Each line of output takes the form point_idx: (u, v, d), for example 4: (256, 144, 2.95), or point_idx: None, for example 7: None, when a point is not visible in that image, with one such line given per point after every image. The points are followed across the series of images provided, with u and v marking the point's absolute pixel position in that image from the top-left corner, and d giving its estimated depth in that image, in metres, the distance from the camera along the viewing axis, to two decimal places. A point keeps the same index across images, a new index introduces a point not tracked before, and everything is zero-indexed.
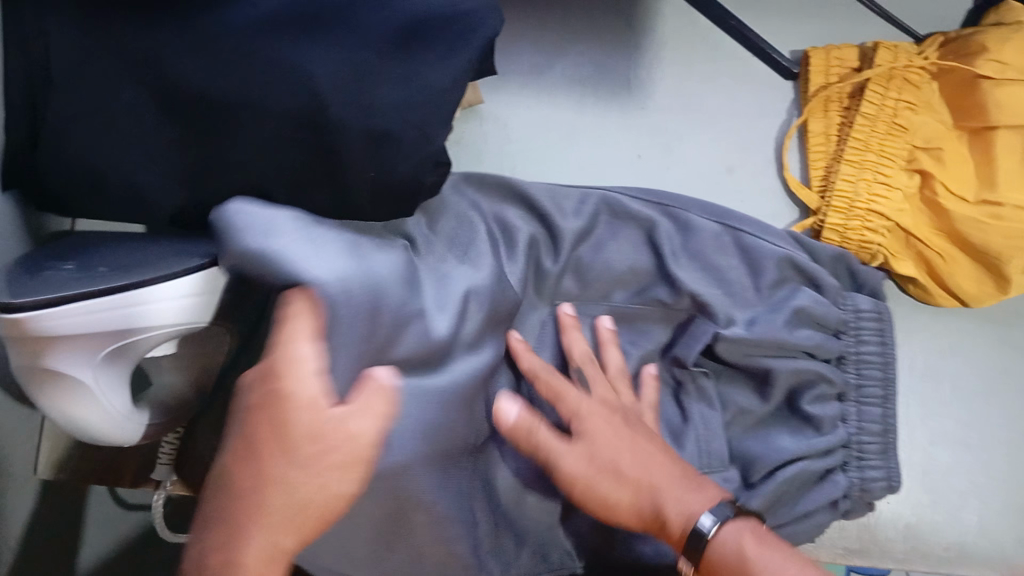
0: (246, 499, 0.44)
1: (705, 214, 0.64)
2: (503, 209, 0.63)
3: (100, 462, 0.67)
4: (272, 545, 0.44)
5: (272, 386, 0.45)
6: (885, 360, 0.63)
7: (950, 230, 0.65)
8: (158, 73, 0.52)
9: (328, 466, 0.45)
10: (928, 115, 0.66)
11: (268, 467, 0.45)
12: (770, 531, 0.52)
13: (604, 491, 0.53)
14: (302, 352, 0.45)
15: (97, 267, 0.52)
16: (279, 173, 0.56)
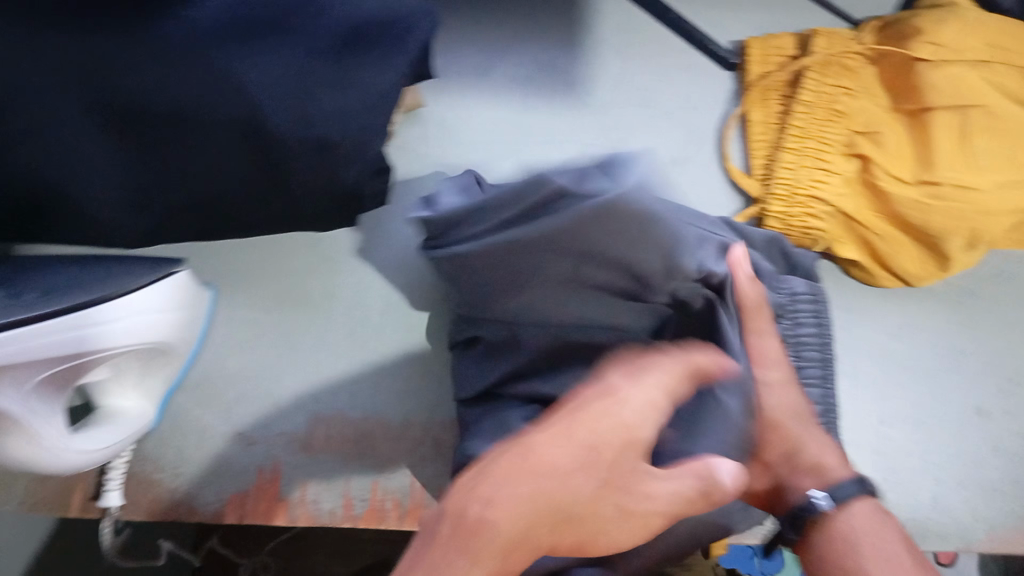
0: (526, 495, 0.41)
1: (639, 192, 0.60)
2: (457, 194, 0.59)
3: (49, 490, 0.63)
4: (519, 494, 0.41)
5: (608, 403, 0.45)
6: (823, 343, 0.64)
7: (891, 213, 0.66)
8: (105, 86, 0.49)
9: (625, 511, 0.44)
10: (865, 101, 0.66)
11: (548, 467, 0.43)
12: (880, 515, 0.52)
13: (768, 398, 0.56)
14: (640, 386, 0.45)
15: (26, 292, 0.50)
16: (221, 182, 0.55)
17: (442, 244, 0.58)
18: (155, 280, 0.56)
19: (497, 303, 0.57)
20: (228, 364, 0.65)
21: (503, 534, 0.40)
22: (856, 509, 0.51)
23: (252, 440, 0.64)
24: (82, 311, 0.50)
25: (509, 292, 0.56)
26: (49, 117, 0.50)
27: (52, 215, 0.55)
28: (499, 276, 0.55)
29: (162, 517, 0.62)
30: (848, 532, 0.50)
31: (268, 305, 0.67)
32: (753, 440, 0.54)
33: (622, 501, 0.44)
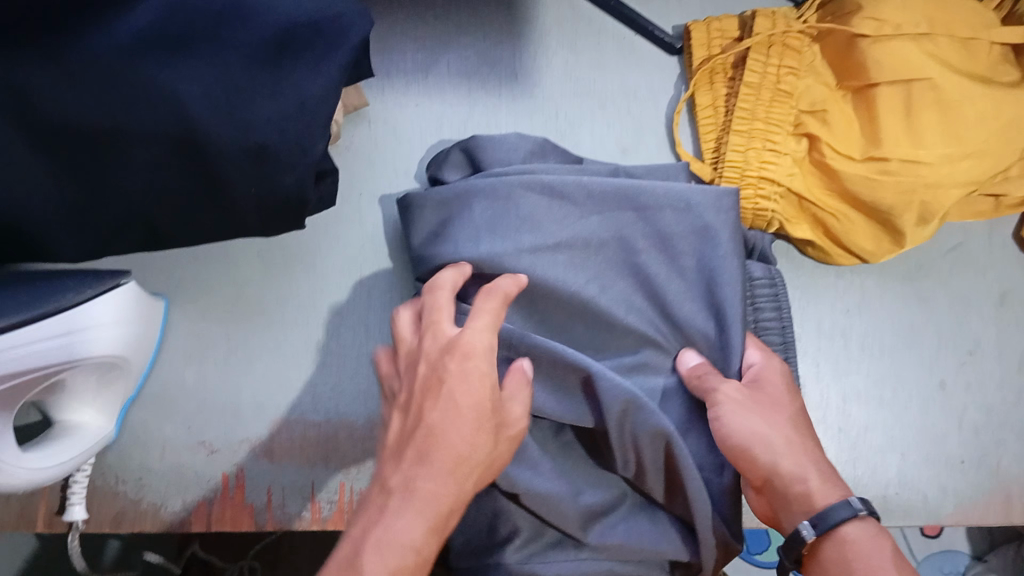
0: (441, 461, 0.43)
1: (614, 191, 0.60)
2: (468, 209, 0.60)
3: (10, 509, 0.62)
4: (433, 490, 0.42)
5: (460, 360, 0.46)
6: (783, 328, 0.63)
7: (841, 191, 0.66)
8: (31, 108, 0.49)
9: (504, 437, 0.47)
10: (809, 81, 0.67)
11: (443, 436, 0.44)
12: (891, 544, 0.47)
13: (743, 419, 0.53)
14: (473, 331, 0.47)
15: None
16: (161, 191, 0.55)
17: (436, 252, 0.60)
18: (98, 294, 0.55)
19: (498, 236, 0.59)
20: (186, 373, 0.65)
21: (426, 502, 0.42)
22: (849, 528, 0.48)
23: (215, 448, 0.64)
24: (21, 330, 0.49)
25: (515, 232, 0.59)
26: None
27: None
28: (522, 214, 0.59)
29: (128, 529, 0.63)
30: (844, 554, 0.47)
31: (222, 313, 0.66)
32: (742, 463, 0.53)
33: (503, 433, 0.47)
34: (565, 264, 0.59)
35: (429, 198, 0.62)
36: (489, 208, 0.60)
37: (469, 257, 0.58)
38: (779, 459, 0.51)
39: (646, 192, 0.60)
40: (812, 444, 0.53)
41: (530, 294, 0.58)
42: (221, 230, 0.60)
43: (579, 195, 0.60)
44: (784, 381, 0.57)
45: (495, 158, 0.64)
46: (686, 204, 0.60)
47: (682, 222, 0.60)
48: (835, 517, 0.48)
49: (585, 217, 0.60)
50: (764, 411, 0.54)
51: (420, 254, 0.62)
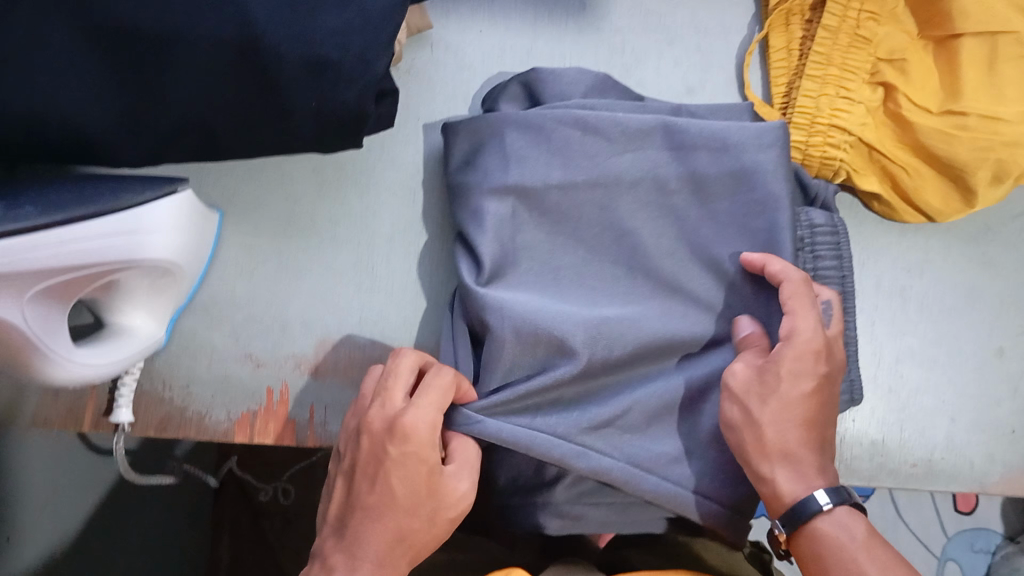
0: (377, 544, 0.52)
1: (658, 134, 0.60)
2: (506, 137, 0.60)
3: (57, 408, 0.63)
4: (371, 564, 0.51)
5: (400, 443, 0.52)
6: (842, 276, 0.62)
7: (914, 144, 0.64)
8: (94, 7, 0.49)
9: (444, 521, 0.53)
10: (889, 28, 0.64)
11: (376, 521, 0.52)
12: (863, 526, 0.50)
13: (729, 409, 0.55)
14: (416, 412, 0.52)
15: (24, 203, 0.49)
16: (218, 104, 0.55)
17: (479, 177, 0.60)
18: (156, 198, 0.55)
19: (530, 166, 0.59)
20: (234, 288, 0.65)
21: None
22: (818, 523, 0.51)
23: (261, 362, 0.64)
24: (80, 225, 0.49)
25: (546, 164, 0.60)
26: (36, 36, 0.49)
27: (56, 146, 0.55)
28: (556, 146, 0.60)
29: (173, 434, 0.63)
30: (812, 548, 0.51)
31: (271, 229, 0.66)
32: (734, 435, 0.54)
33: (447, 513, 0.53)
34: (591, 199, 0.60)
35: (464, 124, 0.62)
36: (527, 142, 0.60)
37: (501, 188, 0.59)
38: (752, 456, 0.53)
39: (684, 132, 0.60)
40: (802, 436, 0.53)
41: (558, 221, 0.60)
42: (278, 145, 0.60)
43: (614, 131, 0.60)
44: (806, 357, 0.54)
45: (558, 90, 0.63)
46: (721, 145, 0.60)
47: (721, 166, 0.60)
48: (800, 514, 0.51)
49: (618, 153, 0.60)
50: (749, 402, 0.54)
51: (454, 177, 0.62)
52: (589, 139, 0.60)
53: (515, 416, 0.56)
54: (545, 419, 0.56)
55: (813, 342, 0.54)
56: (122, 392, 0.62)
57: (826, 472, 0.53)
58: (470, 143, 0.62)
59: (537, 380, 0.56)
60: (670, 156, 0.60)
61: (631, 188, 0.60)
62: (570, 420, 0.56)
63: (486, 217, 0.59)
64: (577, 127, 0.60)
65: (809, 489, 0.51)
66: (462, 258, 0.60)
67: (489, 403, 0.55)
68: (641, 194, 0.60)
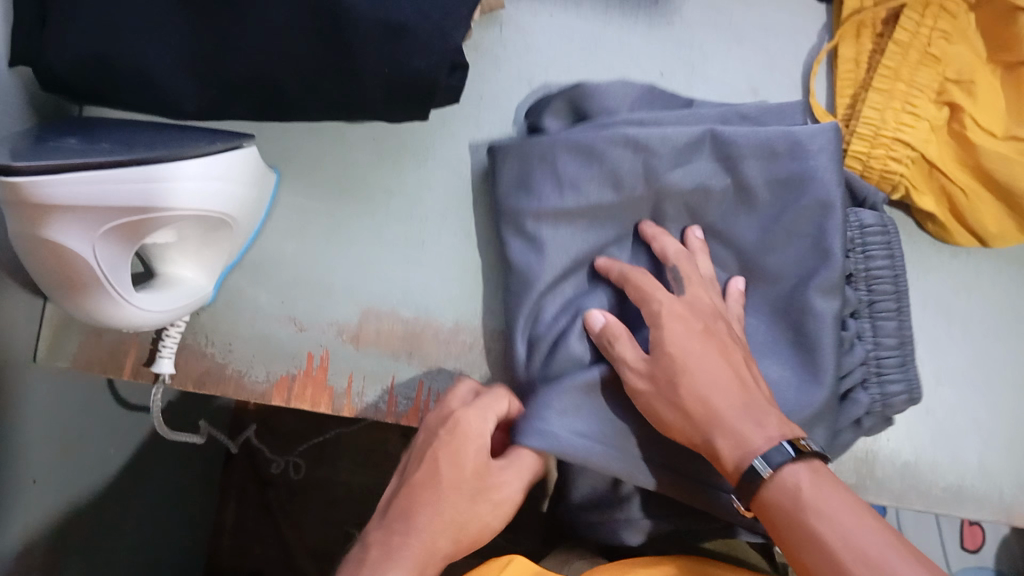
0: (418, 522, 0.51)
1: (711, 149, 0.59)
2: (556, 162, 0.60)
3: (100, 350, 0.63)
4: (416, 545, 0.51)
5: (451, 429, 0.54)
6: (895, 275, 0.62)
7: (974, 165, 0.64)
8: None
9: (490, 503, 0.53)
10: (961, 48, 0.64)
11: (425, 500, 0.52)
12: (804, 478, 0.45)
13: (661, 410, 0.52)
14: (472, 410, 0.54)
15: (99, 143, 0.49)
16: (293, 64, 0.55)
17: (535, 198, 0.60)
18: (223, 151, 0.55)
19: (585, 193, 0.59)
20: (284, 249, 0.65)
21: (409, 553, 0.50)
22: (764, 493, 0.46)
23: (304, 326, 0.64)
24: (166, 164, 0.50)
25: (600, 185, 0.59)
26: None
27: (126, 91, 0.56)
28: (608, 167, 0.59)
29: (210, 390, 0.63)
30: (768, 519, 0.46)
31: (326, 194, 0.66)
32: (679, 431, 0.51)
33: (493, 500, 0.53)
34: (644, 203, 0.61)
35: (512, 147, 0.61)
36: (577, 173, 0.59)
37: (555, 213, 0.59)
38: (691, 437, 0.50)
39: (733, 141, 0.59)
40: (729, 399, 0.50)
41: (612, 223, 0.61)
42: (345, 107, 0.59)
43: (663, 147, 0.59)
44: (681, 326, 0.53)
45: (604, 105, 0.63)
46: (770, 152, 0.59)
47: (773, 172, 0.60)
48: (745, 488, 0.47)
49: (671, 168, 0.59)
50: (665, 395, 0.51)
51: (502, 203, 0.61)
52: (642, 154, 0.59)
53: (570, 415, 0.55)
54: (593, 424, 0.56)
55: (676, 310, 0.54)
56: (166, 343, 0.61)
57: (765, 424, 0.48)
58: (517, 163, 0.61)
59: (587, 386, 0.57)
60: (718, 168, 0.59)
61: (690, 200, 0.60)
62: (609, 423, 0.56)
63: (545, 244, 0.60)
64: (630, 146, 0.59)
65: (754, 452, 0.47)
66: (513, 240, 0.61)
67: (550, 414, 0.55)
68: (699, 207, 0.61)
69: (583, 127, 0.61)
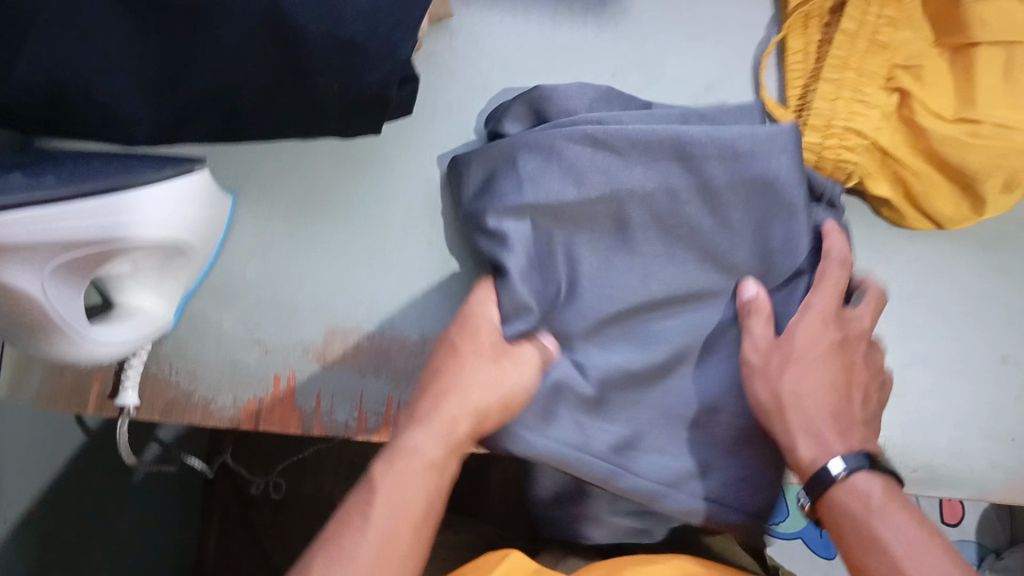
0: (442, 401, 0.53)
1: (672, 152, 0.57)
2: (518, 158, 0.59)
3: (63, 384, 0.63)
4: (441, 429, 0.52)
5: (460, 324, 0.57)
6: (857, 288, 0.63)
7: (927, 150, 0.64)
8: None
9: (504, 376, 0.55)
10: (908, 33, 0.64)
11: (444, 386, 0.54)
12: (884, 489, 0.50)
13: (756, 387, 0.57)
14: (479, 305, 0.57)
15: (44, 177, 0.47)
16: (243, 85, 0.54)
17: (495, 197, 0.59)
18: (174, 176, 0.55)
19: (543, 185, 0.58)
20: (247, 272, 0.65)
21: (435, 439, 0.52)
22: (835, 492, 0.51)
23: (270, 348, 0.64)
24: (111, 197, 0.49)
25: (561, 182, 0.58)
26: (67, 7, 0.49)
27: (76, 116, 0.55)
28: (567, 165, 0.58)
29: (177, 419, 0.63)
30: (830, 516, 0.51)
31: (284, 214, 0.65)
32: (772, 415, 0.56)
33: (506, 380, 0.54)
34: (606, 210, 0.59)
35: (476, 153, 0.61)
36: (537, 170, 0.58)
37: (516, 209, 0.58)
38: (774, 425, 0.55)
39: (693, 141, 0.57)
40: (827, 407, 0.55)
41: (579, 225, 0.59)
42: (298, 124, 0.59)
43: (624, 145, 0.57)
44: (815, 329, 0.57)
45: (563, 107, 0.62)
46: (734, 152, 0.58)
47: (732, 172, 0.58)
48: (816, 484, 0.52)
49: (631, 167, 0.58)
50: (771, 373, 0.56)
51: (472, 207, 0.61)
52: (600, 153, 0.58)
53: (551, 423, 0.57)
54: (575, 429, 0.57)
55: (819, 313, 0.57)
56: (129, 373, 0.61)
57: (847, 435, 0.54)
58: (482, 165, 0.61)
59: (575, 397, 0.57)
60: (677, 164, 0.58)
61: (649, 206, 0.58)
62: (589, 427, 0.58)
63: (510, 238, 0.58)
64: (586, 142, 0.57)
65: (829, 455, 0.52)
66: (481, 241, 0.60)
67: (532, 419, 0.56)
68: (659, 216, 0.59)
69: (543, 127, 0.61)
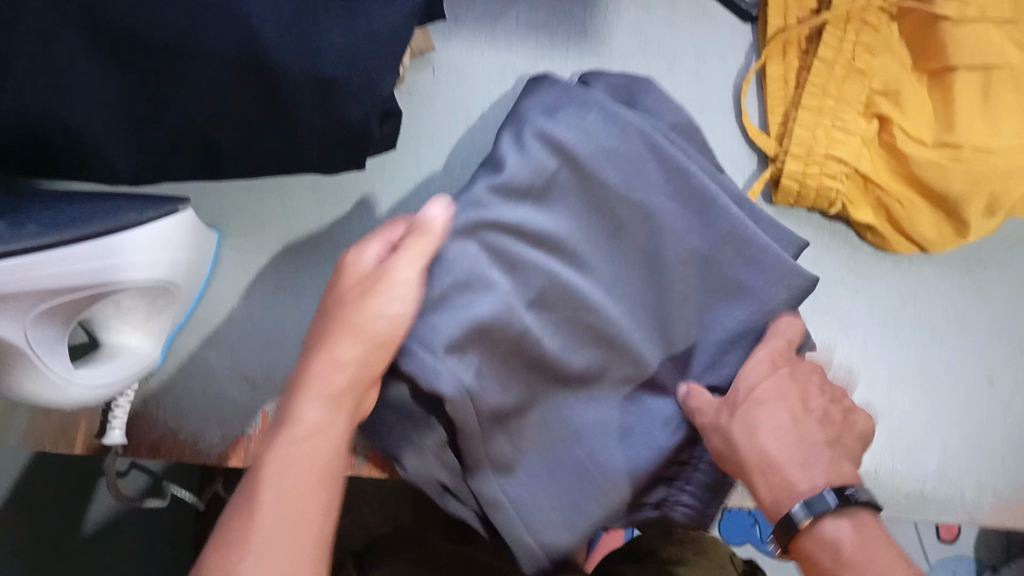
0: (320, 361, 0.48)
1: (693, 206, 0.57)
2: (590, 109, 0.56)
3: (49, 425, 0.62)
4: (321, 387, 0.47)
5: (336, 275, 0.51)
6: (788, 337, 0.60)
7: (908, 174, 0.64)
8: (100, 20, 0.48)
9: (373, 298, 0.48)
10: (885, 59, 0.65)
11: (322, 346, 0.48)
12: (854, 532, 0.48)
13: (711, 438, 0.54)
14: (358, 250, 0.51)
15: (28, 223, 0.48)
16: (225, 124, 0.55)
17: (526, 123, 0.55)
18: (159, 218, 0.55)
19: (589, 138, 0.55)
20: (232, 309, 0.65)
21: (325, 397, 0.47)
22: (805, 539, 0.49)
23: (257, 383, 0.64)
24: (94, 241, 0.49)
25: (605, 160, 0.55)
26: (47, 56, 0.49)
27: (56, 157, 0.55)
28: (622, 151, 0.55)
29: (165, 456, 0.63)
30: (804, 561, 0.50)
31: (270, 250, 0.66)
32: (732, 464, 0.53)
33: (382, 309, 0.48)
34: (610, 215, 0.56)
35: (558, 82, 0.57)
36: (600, 129, 0.55)
37: (556, 142, 0.54)
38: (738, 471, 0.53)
39: (726, 209, 0.57)
40: (790, 448, 0.52)
41: (583, 211, 0.55)
42: (281, 163, 0.59)
43: (673, 168, 0.56)
44: (762, 367, 0.55)
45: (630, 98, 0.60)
46: (739, 244, 0.57)
47: (746, 276, 0.57)
48: (784, 532, 0.50)
49: (660, 195, 0.56)
50: (721, 424, 0.54)
51: (519, 116, 0.56)
52: (651, 168, 0.56)
53: (442, 327, 0.50)
54: (458, 367, 0.50)
55: (768, 354, 0.56)
56: (116, 413, 0.61)
57: (815, 473, 0.50)
58: (546, 100, 0.57)
59: (471, 353, 0.51)
60: (694, 223, 0.57)
61: (636, 234, 0.56)
62: (475, 394, 0.50)
63: (526, 153, 0.54)
64: (644, 144, 0.56)
65: (795, 498, 0.50)
66: (504, 138, 0.56)
67: (439, 342, 0.49)
68: (640, 244, 0.56)
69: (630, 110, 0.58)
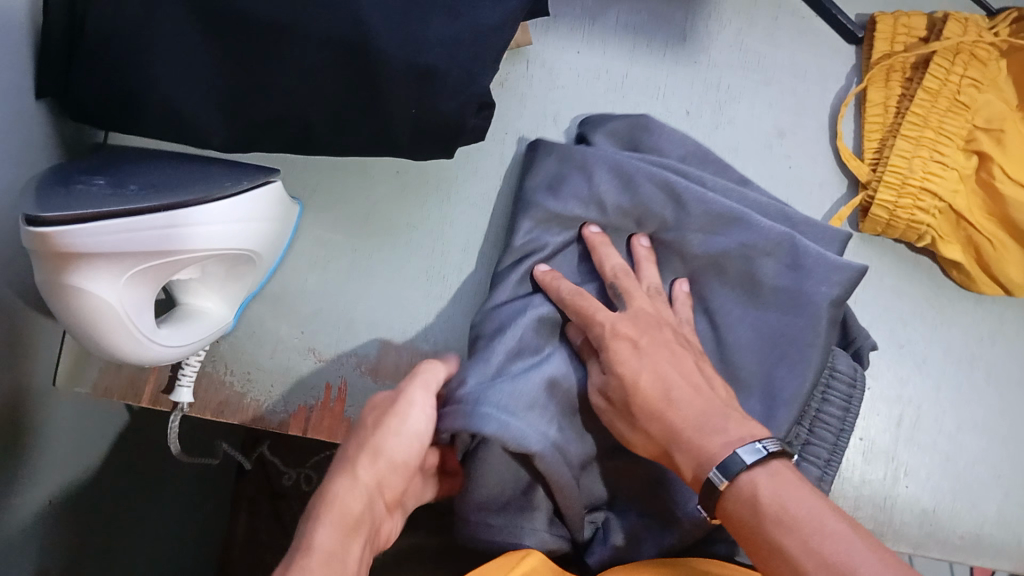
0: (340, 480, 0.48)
1: (716, 224, 0.59)
2: (591, 171, 0.60)
3: (119, 378, 0.64)
4: (341, 513, 0.47)
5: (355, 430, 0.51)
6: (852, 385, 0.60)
7: (1001, 214, 0.64)
8: None
9: (393, 429, 0.50)
10: (990, 96, 0.64)
11: (334, 479, 0.48)
12: (772, 478, 0.44)
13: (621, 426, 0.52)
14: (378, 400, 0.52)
15: (128, 185, 0.49)
16: (319, 102, 0.55)
17: (531, 204, 0.61)
18: (253, 189, 0.55)
19: (589, 201, 0.60)
20: (304, 281, 0.65)
21: (338, 526, 0.46)
22: (727, 503, 0.45)
23: (324, 357, 0.64)
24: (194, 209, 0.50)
25: (620, 215, 0.60)
26: (146, 18, 0.50)
27: (141, 117, 0.55)
28: (636, 199, 0.59)
29: (229, 419, 0.63)
30: (731, 526, 0.45)
31: (349, 227, 0.66)
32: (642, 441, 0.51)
33: (399, 430, 0.50)
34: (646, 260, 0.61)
35: (555, 146, 0.61)
36: (607, 190, 0.60)
37: (557, 216, 0.60)
38: (661, 448, 0.49)
39: (760, 225, 0.58)
40: (694, 408, 0.49)
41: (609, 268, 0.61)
42: (372, 146, 0.59)
43: (695, 204, 0.59)
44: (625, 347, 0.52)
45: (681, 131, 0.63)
46: (796, 261, 0.58)
47: (789, 280, 0.58)
48: (707, 497, 0.46)
49: (690, 229, 0.59)
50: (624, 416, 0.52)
51: (524, 196, 0.62)
52: (666, 205, 0.59)
53: (506, 397, 0.52)
54: (537, 427, 0.52)
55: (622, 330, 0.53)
56: (186, 373, 0.61)
57: (724, 429, 0.47)
58: (545, 173, 0.61)
59: (543, 411, 0.54)
60: (730, 245, 0.59)
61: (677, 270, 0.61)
62: (561, 449, 0.54)
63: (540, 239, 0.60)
64: (656, 180, 0.59)
65: (711, 461, 0.46)
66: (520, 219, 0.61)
67: (512, 407, 0.52)
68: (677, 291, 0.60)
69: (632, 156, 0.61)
